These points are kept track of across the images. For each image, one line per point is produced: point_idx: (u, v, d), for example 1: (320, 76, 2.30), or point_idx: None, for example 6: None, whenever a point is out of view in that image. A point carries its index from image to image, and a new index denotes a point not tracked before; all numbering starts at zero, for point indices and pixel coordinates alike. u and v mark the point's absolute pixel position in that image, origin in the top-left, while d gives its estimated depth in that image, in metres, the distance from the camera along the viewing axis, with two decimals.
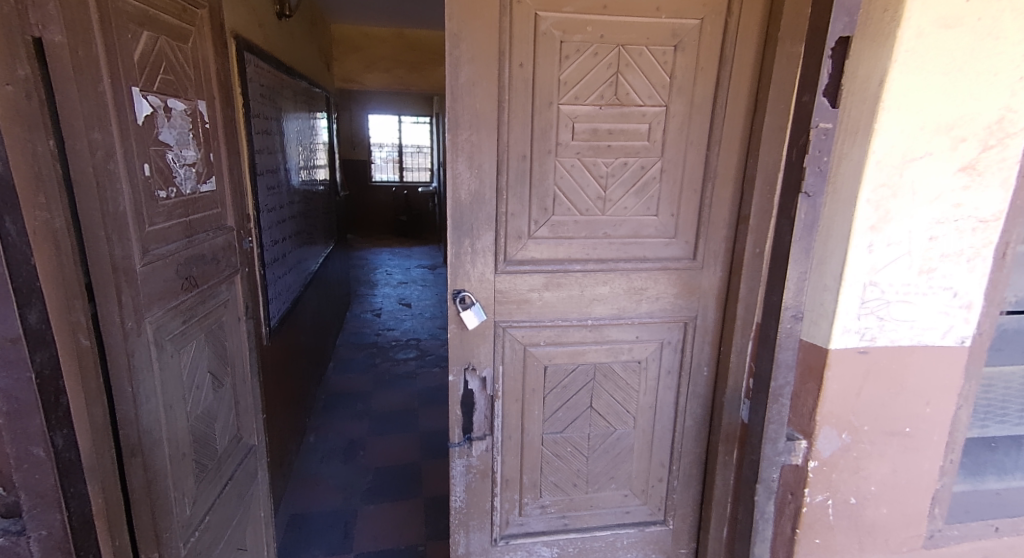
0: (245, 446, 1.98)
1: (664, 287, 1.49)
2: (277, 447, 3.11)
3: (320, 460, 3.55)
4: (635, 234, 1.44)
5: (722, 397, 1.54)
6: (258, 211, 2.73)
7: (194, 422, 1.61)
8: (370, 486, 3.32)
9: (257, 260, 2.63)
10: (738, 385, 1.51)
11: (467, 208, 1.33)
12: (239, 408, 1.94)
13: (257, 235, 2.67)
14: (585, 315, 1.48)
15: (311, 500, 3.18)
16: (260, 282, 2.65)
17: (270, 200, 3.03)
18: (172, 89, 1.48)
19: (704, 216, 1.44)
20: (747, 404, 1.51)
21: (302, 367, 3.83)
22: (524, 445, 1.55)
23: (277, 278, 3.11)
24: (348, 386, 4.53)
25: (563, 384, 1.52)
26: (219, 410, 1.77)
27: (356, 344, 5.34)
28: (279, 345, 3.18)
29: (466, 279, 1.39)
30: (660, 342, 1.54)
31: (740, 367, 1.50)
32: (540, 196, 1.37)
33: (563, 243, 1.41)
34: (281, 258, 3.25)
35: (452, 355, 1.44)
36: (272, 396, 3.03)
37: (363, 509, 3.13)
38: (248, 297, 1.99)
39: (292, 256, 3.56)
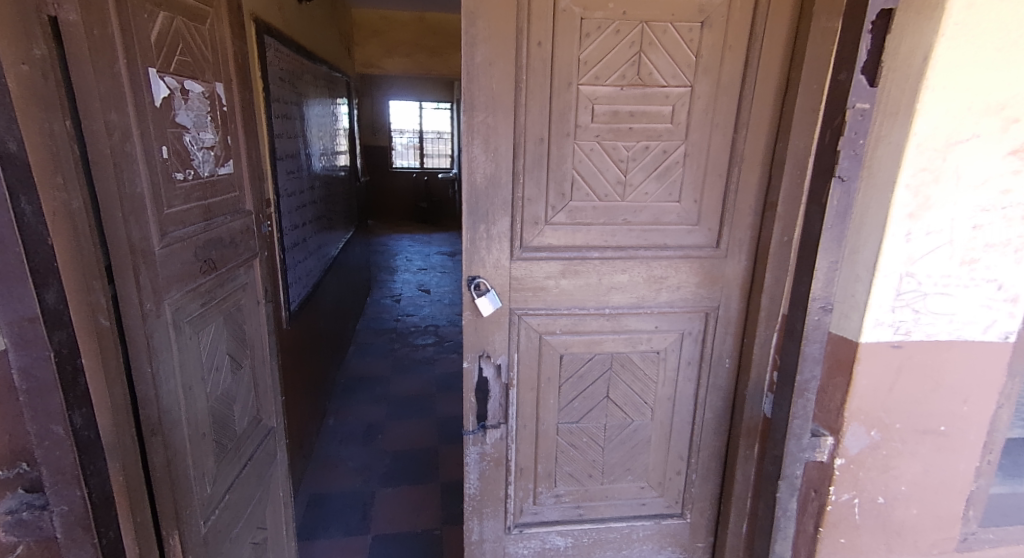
0: (263, 429, 2.00)
1: (686, 276, 1.44)
2: (297, 429, 3.15)
3: (339, 443, 3.59)
4: (656, 220, 1.39)
5: (745, 389, 1.49)
6: (278, 195, 2.73)
7: (214, 404, 1.62)
8: (388, 470, 3.34)
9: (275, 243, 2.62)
10: (761, 378, 1.46)
11: (483, 192, 1.30)
12: (259, 391, 1.95)
13: (276, 218, 2.67)
14: (603, 304, 1.44)
15: (331, 481, 3.23)
16: (280, 265, 2.65)
17: (290, 184, 3.02)
18: (190, 71, 1.46)
19: (729, 201, 1.38)
20: (771, 397, 1.45)
21: (322, 351, 3.86)
22: (539, 434, 1.53)
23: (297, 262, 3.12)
24: (367, 371, 4.56)
25: (580, 373, 1.49)
26: (238, 392, 1.79)
27: (376, 329, 5.38)
28: (299, 328, 3.20)
29: (481, 265, 1.36)
30: (681, 332, 1.49)
31: (764, 359, 1.44)
32: (558, 180, 1.33)
33: (581, 229, 1.37)
34: (301, 242, 3.26)
35: (467, 342, 1.42)
36: (293, 380, 3.06)
37: (380, 491, 3.16)
38: (266, 281, 1.99)
39: (312, 241, 3.58)
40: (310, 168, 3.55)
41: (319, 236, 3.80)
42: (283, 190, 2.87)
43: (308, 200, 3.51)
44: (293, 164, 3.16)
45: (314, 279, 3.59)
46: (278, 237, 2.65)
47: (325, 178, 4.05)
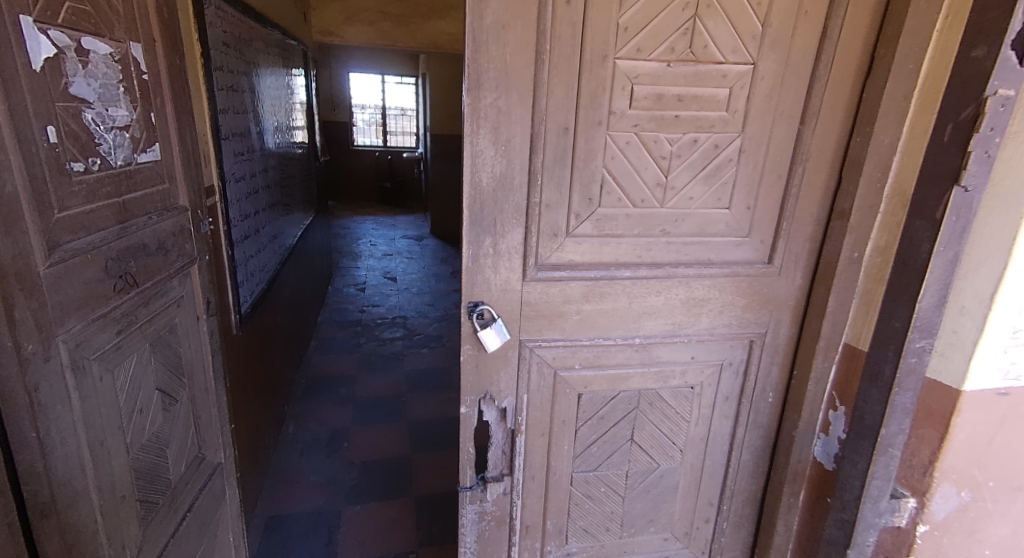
0: (207, 467, 1.66)
1: (731, 298, 1.19)
2: (253, 444, 2.80)
3: (300, 453, 3.26)
4: (700, 231, 1.13)
5: (793, 428, 1.27)
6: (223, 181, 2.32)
7: (138, 454, 1.29)
8: (356, 484, 3.04)
9: (217, 239, 2.23)
10: (814, 416, 1.23)
11: (491, 197, 1.02)
12: (199, 424, 1.62)
13: (221, 209, 2.27)
14: (632, 332, 1.17)
15: (291, 500, 2.91)
16: (226, 266, 2.27)
17: (238, 167, 2.61)
18: (90, 24, 1.09)
19: (788, 209, 1.13)
20: (826, 440, 1.23)
21: (280, 351, 3.50)
22: (549, 486, 1.27)
23: (248, 257, 2.73)
24: (329, 369, 4.20)
25: (600, 414, 1.23)
26: (173, 431, 1.45)
27: (339, 322, 5.00)
28: (253, 331, 2.83)
29: (484, 288, 1.08)
30: (720, 363, 1.25)
31: (818, 395, 1.22)
32: (585, 182, 1.05)
33: (610, 242, 1.10)
34: (253, 233, 2.87)
35: (465, 382, 1.14)
36: (246, 390, 2.69)
37: (347, 510, 2.86)
38: (209, 290, 1.64)
39: (267, 231, 3.17)
40: (263, 148, 3.13)
41: (275, 225, 3.40)
42: (229, 175, 2.46)
43: (262, 184, 3.10)
44: (242, 144, 2.74)
45: (269, 274, 3.20)
46: (222, 232, 2.25)
47: (280, 158, 3.62)
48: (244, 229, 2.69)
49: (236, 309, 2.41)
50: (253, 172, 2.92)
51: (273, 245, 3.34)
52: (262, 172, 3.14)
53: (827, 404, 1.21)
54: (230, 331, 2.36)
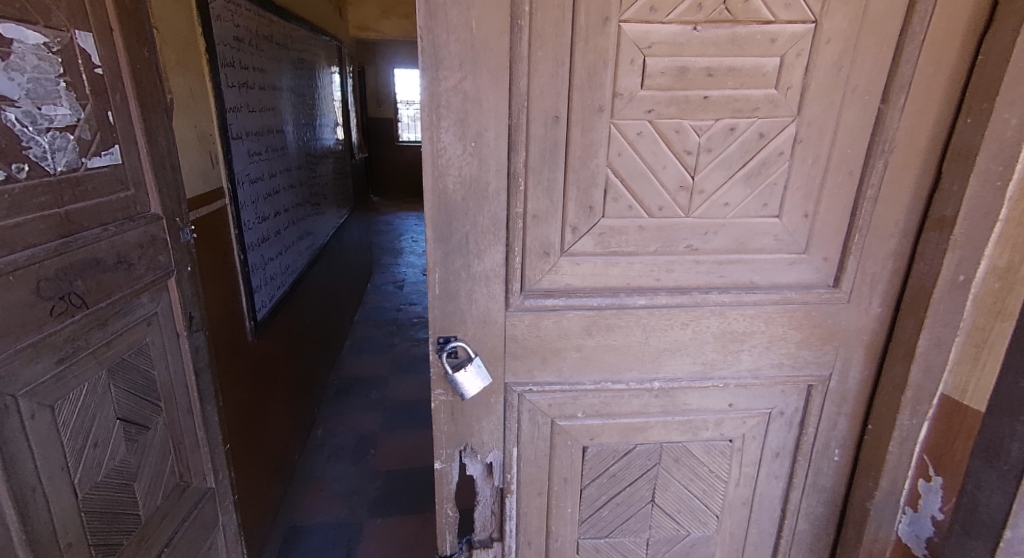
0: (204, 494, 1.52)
1: (783, 332, 0.92)
2: (280, 452, 2.65)
3: (326, 460, 3.09)
4: (740, 247, 0.86)
5: (867, 496, 0.99)
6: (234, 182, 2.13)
7: (90, 495, 1.14)
8: (381, 494, 2.83)
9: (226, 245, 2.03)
10: (896, 485, 0.96)
11: (461, 207, 0.79)
12: (188, 452, 1.47)
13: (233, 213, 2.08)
14: (650, 375, 0.92)
15: (315, 508, 2.73)
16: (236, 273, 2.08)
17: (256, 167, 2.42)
18: (11, 9, 0.95)
19: (861, 216, 0.85)
20: (913, 518, 0.96)
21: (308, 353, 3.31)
22: (550, 554, 1.04)
23: (267, 260, 2.55)
24: (361, 371, 4.08)
25: (612, 472, 1.00)
26: (146, 463, 1.30)
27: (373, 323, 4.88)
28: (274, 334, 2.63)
29: (458, 321, 0.86)
30: (768, 413, 0.98)
31: (903, 458, 0.95)
32: (583, 185, 0.81)
33: (618, 262, 0.85)
34: (273, 235, 2.67)
35: (440, 433, 0.93)
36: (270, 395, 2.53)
37: (369, 523, 2.64)
38: (195, 303, 1.48)
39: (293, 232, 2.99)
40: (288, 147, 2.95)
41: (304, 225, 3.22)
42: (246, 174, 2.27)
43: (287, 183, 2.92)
44: (261, 142, 2.56)
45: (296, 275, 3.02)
46: (234, 238, 2.06)
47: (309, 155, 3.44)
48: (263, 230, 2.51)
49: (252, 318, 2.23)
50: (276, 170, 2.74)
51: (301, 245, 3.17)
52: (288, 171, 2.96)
53: (916, 471, 0.95)
54: (247, 338, 2.18)
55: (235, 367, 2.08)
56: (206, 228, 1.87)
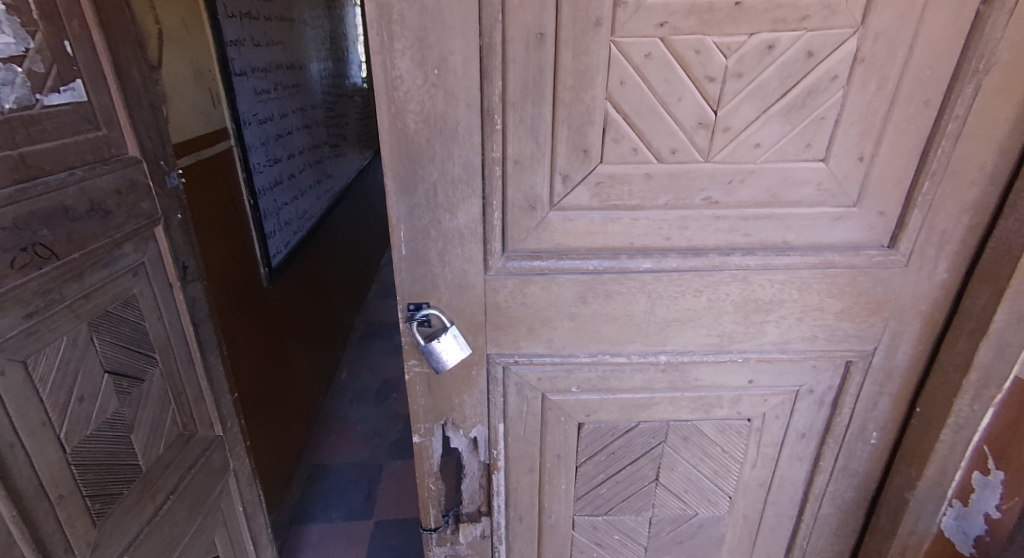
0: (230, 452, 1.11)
1: (819, 302, 0.77)
2: (311, 399, 2.29)
3: (350, 403, 2.55)
4: (772, 200, 0.70)
5: (907, 486, 0.87)
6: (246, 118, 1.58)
7: (85, 481, 0.79)
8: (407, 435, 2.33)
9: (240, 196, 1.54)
10: (944, 477, 0.83)
11: (426, 151, 0.65)
12: (190, 409, 1.01)
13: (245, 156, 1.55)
14: (656, 348, 0.79)
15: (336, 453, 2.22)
16: (252, 228, 1.60)
17: (269, 105, 1.81)
18: None
19: (931, 161, 0.67)
20: (961, 513, 0.85)
21: (329, 294, 2.81)
22: (543, 530, 0.97)
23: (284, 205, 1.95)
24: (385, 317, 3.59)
25: (611, 450, 0.90)
26: (159, 424, 0.93)
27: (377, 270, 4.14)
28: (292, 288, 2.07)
29: (431, 287, 0.74)
30: (794, 391, 0.85)
31: (956, 450, 0.81)
32: (577, 124, 0.65)
33: (619, 218, 0.71)
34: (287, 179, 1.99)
35: (417, 407, 0.83)
36: (297, 334, 2.13)
37: (391, 465, 2.15)
38: (188, 240, 0.98)
39: (317, 173, 2.44)
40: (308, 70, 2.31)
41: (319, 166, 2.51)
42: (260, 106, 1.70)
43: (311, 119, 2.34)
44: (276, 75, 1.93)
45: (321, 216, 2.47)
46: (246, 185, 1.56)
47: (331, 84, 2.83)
48: (284, 171, 1.96)
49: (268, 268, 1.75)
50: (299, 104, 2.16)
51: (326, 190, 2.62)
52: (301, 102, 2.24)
53: (971, 463, 0.82)
54: (263, 288, 1.71)
55: (252, 314, 1.62)
56: (210, 180, 1.37)
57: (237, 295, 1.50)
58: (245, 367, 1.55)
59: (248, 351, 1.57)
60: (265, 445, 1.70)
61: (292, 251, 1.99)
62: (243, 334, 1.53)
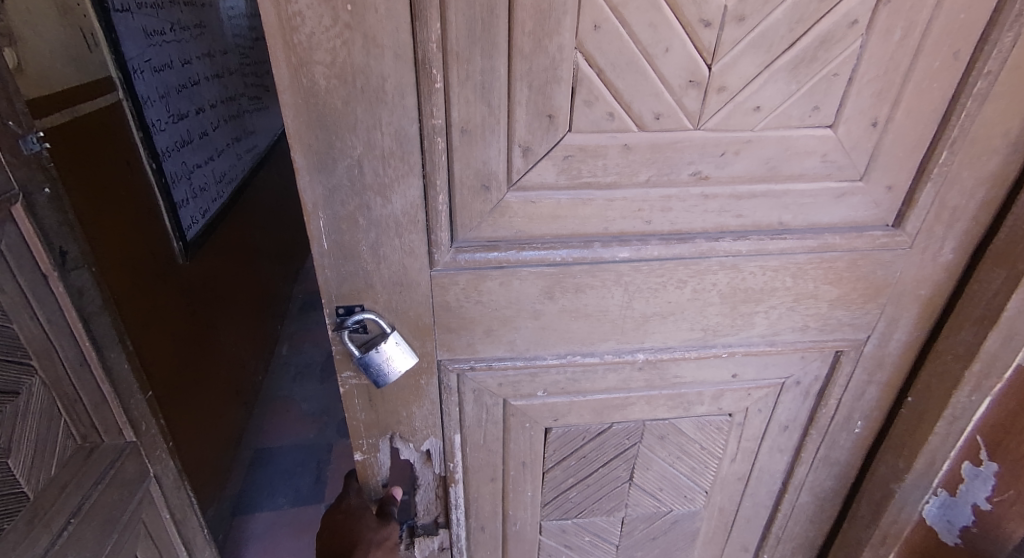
0: (159, 456, 0.74)
1: (814, 289, 0.68)
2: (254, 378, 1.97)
3: (294, 379, 2.14)
4: (770, 174, 0.59)
5: (894, 477, 0.81)
6: (134, 64, 1.28)
7: None
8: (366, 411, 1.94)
9: (136, 157, 1.27)
10: (933, 467, 0.79)
11: (344, 117, 0.50)
12: (87, 418, 0.64)
13: (137, 110, 1.27)
14: (632, 345, 0.69)
15: (279, 436, 1.86)
16: (156, 195, 1.34)
17: (169, 50, 1.48)
18: None
19: (953, 127, 0.58)
20: (947, 503, 0.81)
21: (273, 268, 2.47)
22: (507, 538, 0.88)
23: (200, 168, 1.64)
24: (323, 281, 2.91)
25: (581, 454, 0.80)
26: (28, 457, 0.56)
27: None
28: (218, 263, 1.77)
29: (365, 286, 0.60)
30: (780, 383, 0.77)
31: (949, 440, 0.76)
32: (539, 81, 0.51)
33: (591, 198, 0.58)
34: (202, 138, 1.67)
35: (356, 422, 0.70)
36: (230, 307, 1.83)
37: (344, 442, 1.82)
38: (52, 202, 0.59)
39: (241, 128, 2.11)
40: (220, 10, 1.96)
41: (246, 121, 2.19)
42: (156, 50, 1.40)
43: (229, 70, 2.02)
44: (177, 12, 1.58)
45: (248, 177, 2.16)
46: (142, 146, 1.29)
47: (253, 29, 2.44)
48: (196, 128, 1.65)
49: (185, 240, 1.47)
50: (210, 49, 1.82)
51: (254, 148, 2.29)
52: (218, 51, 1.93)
53: (962, 453, 0.78)
54: (177, 262, 1.43)
55: (163, 288, 1.34)
56: (92, 136, 1.11)
57: (139, 266, 1.23)
58: (160, 353, 1.27)
59: (161, 330, 1.29)
60: (200, 438, 1.44)
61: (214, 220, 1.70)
62: (152, 311, 1.26)
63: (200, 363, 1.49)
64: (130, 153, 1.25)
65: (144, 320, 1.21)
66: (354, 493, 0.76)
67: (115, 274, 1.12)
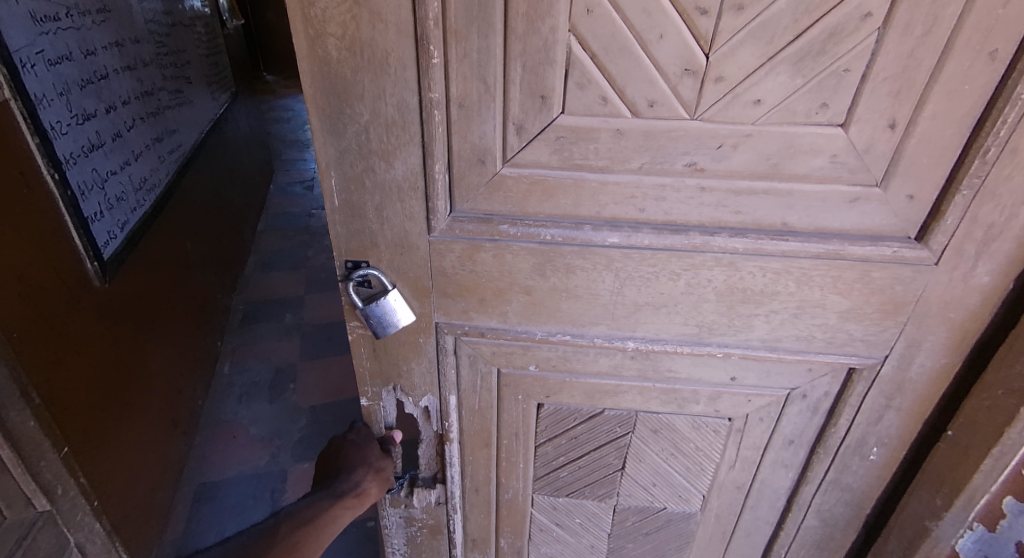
0: (79, 522, 0.52)
1: (821, 298, 0.65)
2: (194, 404, 1.64)
3: (240, 401, 1.78)
4: (772, 172, 0.57)
5: (929, 513, 0.75)
6: (19, 54, 1.02)
7: None
8: (332, 428, 1.67)
9: (32, 165, 1.00)
10: (973, 503, 0.72)
11: (353, 86, 0.55)
12: None
13: (27, 108, 1.00)
14: (623, 332, 0.70)
15: (224, 465, 1.57)
16: (63, 212, 1.07)
17: (66, 38, 1.22)
18: None
19: (987, 134, 0.53)
20: (988, 539, 0.75)
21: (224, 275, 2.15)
22: (500, 505, 0.91)
23: (106, 175, 1.31)
24: (269, 289, 2.33)
25: (573, 433, 0.82)
26: None
27: (296, 196, 3.16)
28: (155, 276, 1.52)
29: (370, 244, 0.65)
30: (785, 393, 0.75)
31: (993, 478, 0.69)
32: (532, 61, 0.54)
33: (584, 180, 0.59)
34: (95, 138, 1.29)
35: (360, 370, 0.77)
36: (164, 330, 1.51)
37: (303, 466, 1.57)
38: None
39: (164, 126, 1.78)
40: None
41: (168, 116, 1.83)
42: (50, 38, 1.14)
43: (135, 56, 1.61)
44: None
45: (179, 178, 1.83)
46: (40, 153, 1.02)
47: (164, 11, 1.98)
48: (108, 127, 1.38)
49: (103, 259, 1.20)
50: (121, 35, 1.54)
51: (184, 147, 1.93)
52: (126, 36, 1.58)
53: (1004, 487, 0.71)
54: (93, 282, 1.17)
55: (76, 307, 1.08)
56: None
57: (39, 285, 0.97)
58: (80, 393, 1.03)
59: (73, 355, 1.03)
60: (132, 482, 1.21)
61: (134, 234, 1.39)
62: (53, 337, 0.98)
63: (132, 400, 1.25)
64: (25, 160, 0.98)
65: (39, 346, 0.94)
66: (358, 424, 0.83)
67: (1, 297, 0.86)
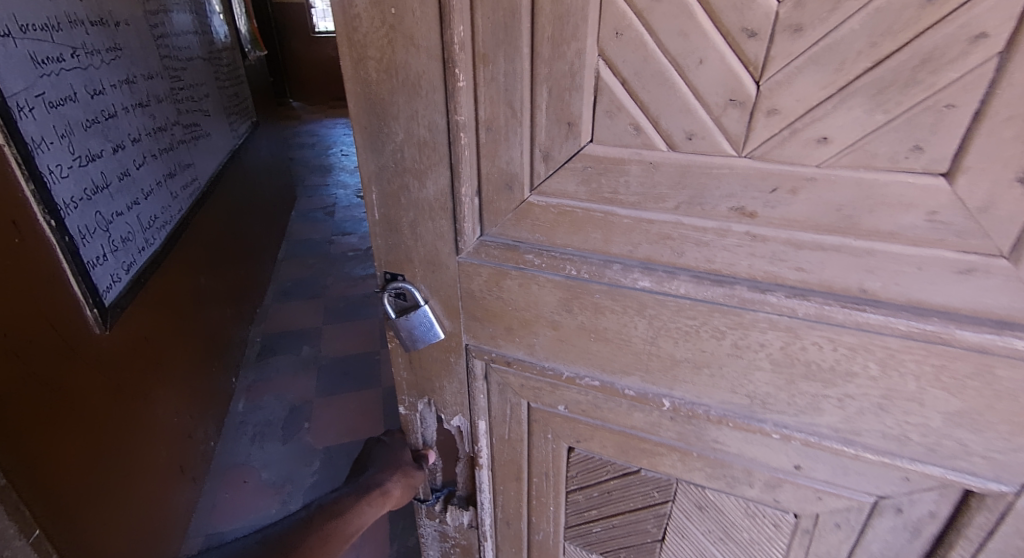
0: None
1: (917, 391, 0.50)
2: (204, 446, 1.55)
3: (252, 442, 1.68)
4: (845, 225, 0.46)
5: None
6: (16, 99, 0.94)
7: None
8: (344, 472, 1.56)
9: (24, 215, 0.93)
10: None
11: (390, 106, 0.57)
12: None
13: (22, 156, 0.93)
14: (659, 388, 0.61)
15: (233, 515, 1.44)
16: (58, 260, 1.00)
17: (71, 78, 1.13)
18: None
19: None
20: None
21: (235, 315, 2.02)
22: (531, 545, 0.86)
23: (113, 218, 1.22)
24: (285, 321, 2.27)
25: (606, 488, 0.74)
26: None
27: (317, 227, 3.13)
28: (161, 320, 1.41)
29: (406, 258, 0.66)
30: (871, 500, 0.58)
31: None
32: (557, 86, 0.50)
33: (613, 215, 0.54)
34: (99, 182, 1.19)
35: (398, 379, 0.78)
36: (172, 373, 1.42)
37: None
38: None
39: (177, 162, 1.66)
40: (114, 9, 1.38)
41: (182, 152, 1.71)
42: (50, 79, 1.05)
43: (145, 92, 1.50)
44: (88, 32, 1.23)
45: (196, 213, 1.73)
46: (34, 201, 0.95)
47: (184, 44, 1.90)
48: (117, 166, 1.28)
49: (104, 305, 1.12)
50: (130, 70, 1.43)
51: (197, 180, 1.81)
52: (140, 72, 1.49)
53: None
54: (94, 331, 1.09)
55: (73, 358, 1.01)
56: None
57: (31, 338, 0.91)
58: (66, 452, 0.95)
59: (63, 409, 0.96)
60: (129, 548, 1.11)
61: (137, 279, 1.29)
62: (32, 389, 0.89)
63: (131, 454, 1.16)
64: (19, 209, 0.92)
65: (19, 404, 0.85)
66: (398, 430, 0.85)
67: None
